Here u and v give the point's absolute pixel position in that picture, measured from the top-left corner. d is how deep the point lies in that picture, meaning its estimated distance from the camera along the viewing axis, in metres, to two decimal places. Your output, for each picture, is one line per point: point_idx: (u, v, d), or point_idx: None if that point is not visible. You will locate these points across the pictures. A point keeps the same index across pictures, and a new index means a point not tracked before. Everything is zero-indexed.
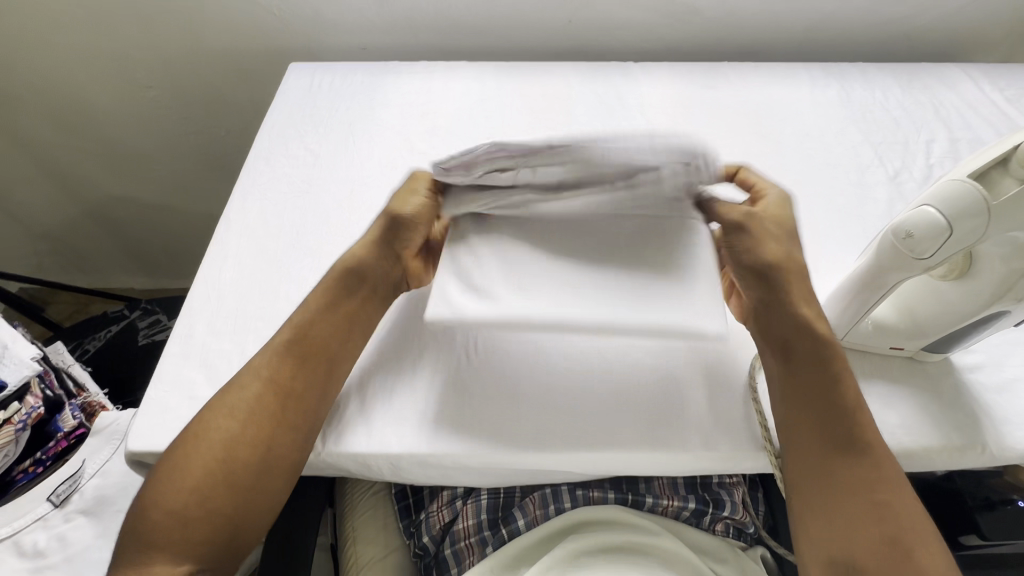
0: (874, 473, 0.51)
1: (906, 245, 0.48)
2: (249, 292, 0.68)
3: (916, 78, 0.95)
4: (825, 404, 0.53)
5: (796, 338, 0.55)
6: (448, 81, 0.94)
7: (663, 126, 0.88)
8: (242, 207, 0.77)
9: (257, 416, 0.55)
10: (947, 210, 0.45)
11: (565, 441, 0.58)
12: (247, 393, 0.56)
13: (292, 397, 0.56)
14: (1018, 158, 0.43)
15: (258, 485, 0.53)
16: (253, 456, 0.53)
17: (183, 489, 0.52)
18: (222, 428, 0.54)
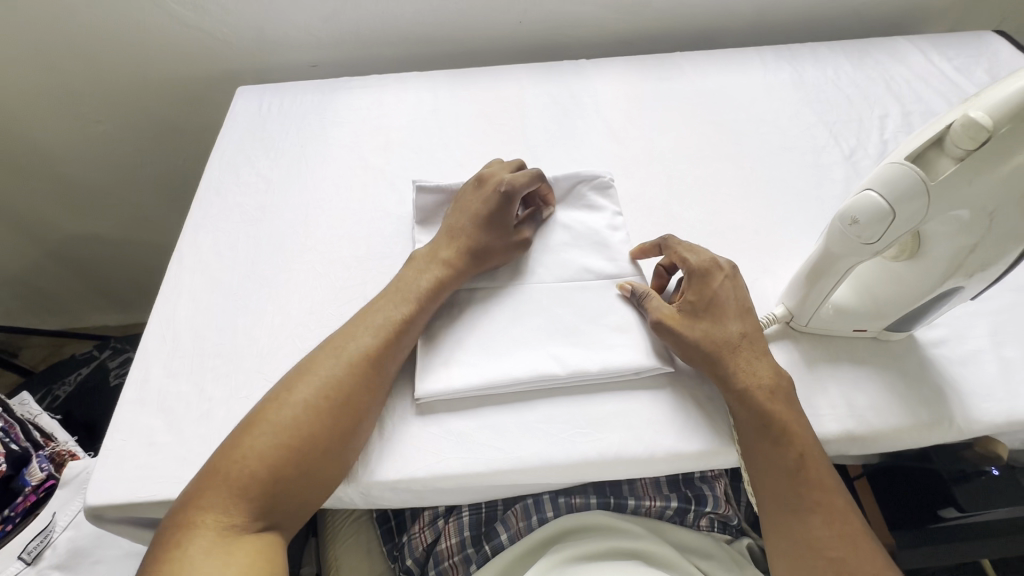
0: (830, 530, 0.51)
1: (852, 231, 0.47)
2: (205, 329, 0.66)
3: (867, 54, 0.95)
4: (777, 464, 0.54)
5: (739, 404, 0.56)
6: (400, 93, 0.93)
7: (620, 122, 0.87)
8: (194, 240, 0.75)
9: (345, 381, 0.56)
10: (888, 193, 0.45)
11: (535, 454, 0.57)
12: (330, 360, 0.57)
13: (344, 402, 0.55)
14: (952, 137, 0.43)
15: (339, 451, 0.54)
16: (342, 422, 0.55)
17: (256, 465, 0.51)
18: (298, 404, 0.54)
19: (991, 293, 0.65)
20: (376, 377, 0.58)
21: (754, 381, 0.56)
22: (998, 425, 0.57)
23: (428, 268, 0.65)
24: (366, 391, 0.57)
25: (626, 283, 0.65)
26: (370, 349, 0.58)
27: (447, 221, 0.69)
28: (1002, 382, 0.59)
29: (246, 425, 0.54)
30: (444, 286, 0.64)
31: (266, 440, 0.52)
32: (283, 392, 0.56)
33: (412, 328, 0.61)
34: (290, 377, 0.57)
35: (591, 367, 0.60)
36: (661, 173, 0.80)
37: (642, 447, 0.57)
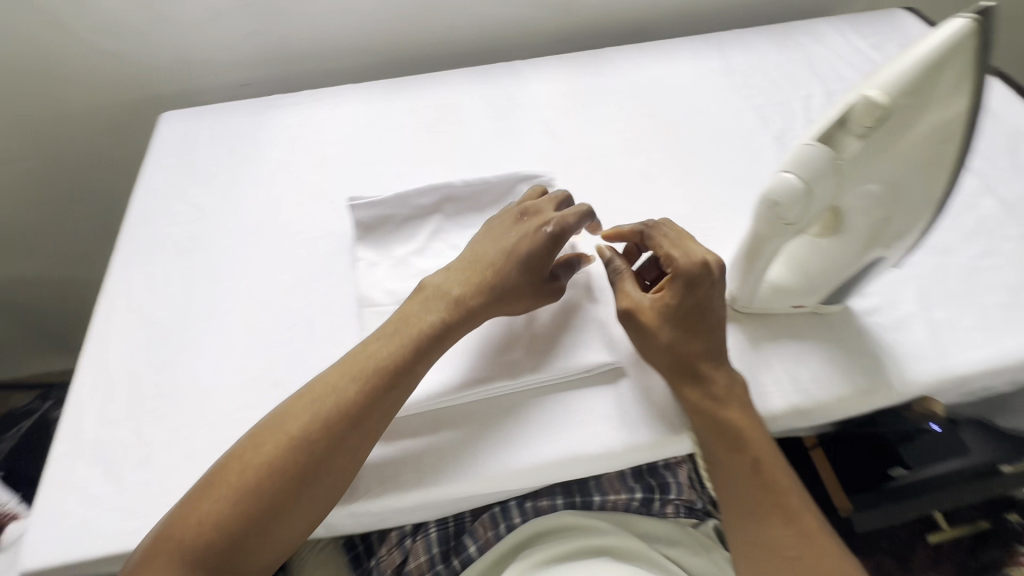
0: (789, 536, 0.52)
1: (774, 213, 0.49)
2: (141, 371, 0.63)
3: (789, 38, 0.99)
4: (735, 475, 0.54)
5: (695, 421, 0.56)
6: (334, 107, 0.91)
7: (557, 120, 0.87)
8: (124, 278, 0.71)
9: (314, 441, 0.52)
10: (803, 174, 0.46)
11: (494, 464, 0.57)
12: (301, 418, 0.53)
13: (311, 457, 0.52)
14: (854, 117, 0.44)
15: (303, 510, 0.52)
16: (310, 483, 0.51)
17: (212, 529, 0.49)
18: (265, 463, 0.51)
19: (916, 259, 0.68)
20: (346, 441, 0.53)
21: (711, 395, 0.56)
22: (932, 385, 0.59)
23: (437, 304, 0.60)
24: (337, 455, 0.52)
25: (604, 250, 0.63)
26: (348, 405, 0.54)
27: (471, 252, 0.64)
28: (932, 343, 0.61)
29: (205, 483, 0.51)
30: (449, 332, 0.58)
31: (225, 502, 0.50)
32: (254, 445, 0.52)
33: (403, 381, 0.56)
34: (257, 431, 0.53)
35: (542, 369, 0.60)
36: (601, 168, 0.81)
37: (598, 444, 0.57)
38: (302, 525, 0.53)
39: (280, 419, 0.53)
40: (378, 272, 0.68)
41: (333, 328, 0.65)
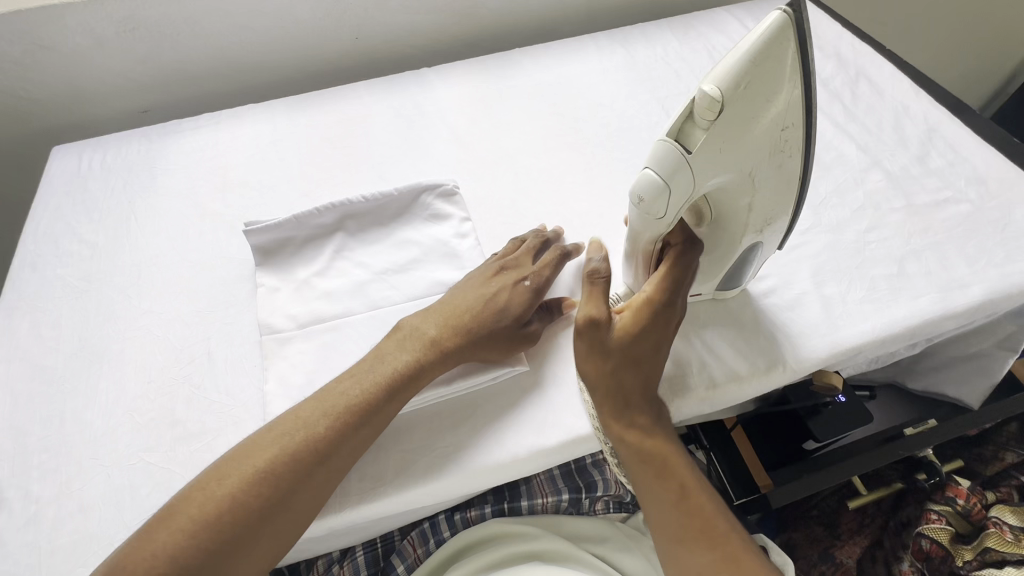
0: (720, 563, 0.50)
1: (641, 210, 0.50)
2: (27, 424, 0.60)
3: (691, 28, 1.01)
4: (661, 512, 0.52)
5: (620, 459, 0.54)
6: (236, 128, 0.89)
7: (465, 126, 0.87)
8: (8, 326, 0.68)
9: (289, 472, 0.50)
10: (660, 170, 0.47)
11: (399, 482, 0.56)
12: (275, 448, 0.51)
13: (282, 490, 0.50)
14: (697, 110, 0.45)
15: (269, 544, 0.50)
16: (281, 516, 0.50)
17: (162, 565, 0.45)
18: (232, 496, 0.48)
19: (810, 237, 0.70)
20: (314, 478, 0.51)
21: (635, 432, 0.53)
22: (824, 359, 0.61)
23: (410, 340, 0.58)
24: (304, 488, 0.51)
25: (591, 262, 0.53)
26: (319, 439, 0.52)
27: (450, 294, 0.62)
28: (825, 319, 0.64)
29: (163, 513, 0.48)
30: (424, 368, 0.57)
31: (181, 538, 0.47)
32: (223, 477, 0.49)
33: (376, 418, 0.54)
34: (231, 453, 0.51)
35: (446, 381, 0.59)
36: (509, 171, 0.81)
37: (503, 452, 0.57)
38: (263, 559, 0.50)
39: (250, 448, 0.51)
40: (279, 298, 0.66)
41: (236, 359, 0.64)
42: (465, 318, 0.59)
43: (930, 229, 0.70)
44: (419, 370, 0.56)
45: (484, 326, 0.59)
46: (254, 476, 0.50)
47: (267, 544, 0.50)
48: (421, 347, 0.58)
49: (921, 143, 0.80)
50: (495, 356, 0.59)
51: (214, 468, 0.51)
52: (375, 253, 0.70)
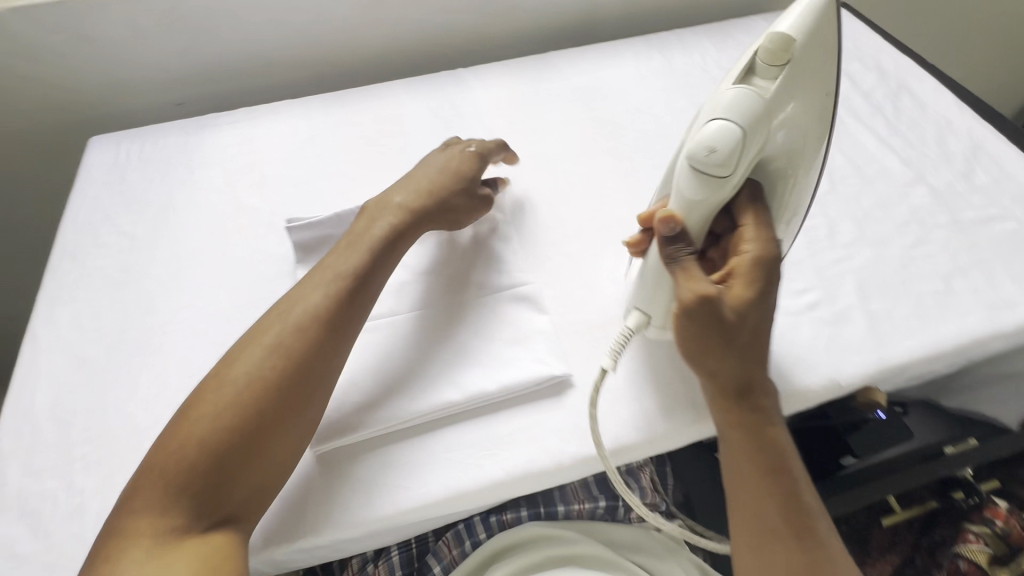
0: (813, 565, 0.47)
1: (713, 160, 0.49)
2: (69, 415, 0.60)
3: (728, 36, 1.00)
4: (762, 514, 0.49)
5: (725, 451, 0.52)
6: (273, 124, 0.89)
7: (502, 129, 0.87)
8: (49, 316, 0.68)
9: (289, 346, 0.54)
10: (735, 117, 0.49)
11: (443, 486, 0.56)
12: (273, 330, 0.55)
13: (291, 361, 0.53)
14: (763, 58, 0.50)
15: (290, 428, 0.52)
16: (292, 390, 0.52)
17: (195, 451, 0.48)
18: (239, 382, 0.51)
19: (855, 251, 0.70)
20: (325, 350, 0.55)
21: (750, 423, 0.51)
22: (872, 375, 0.61)
23: (383, 221, 0.64)
24: (316, 360, 0.54)
25: (669, 226, 0.52)
26: (321, 312, 0.56)
27: (406, 191, 0.68)
28: (872, 334, 0.63)
29: (185, 407, 0.51)
30: (400, 236, 0.64)
31: (207, 424, 0.49)
32: (228, 366, 0.53)
33: (367, 286, 0.60)
34: (240, 341, 0.55)
35: (495, 383, 0.60)
36: (547, 175, 0.81)
37: (549, 458, 0.57)
38: (290, 449, 0.52)
39: (254, 331, 0.55)
40: None
41: None
42: (423, 179, 0.69)
43: (977, 246, 0.69)
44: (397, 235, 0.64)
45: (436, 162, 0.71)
46: (261, 352, 0.53)
47: (290, 426, 0.52)
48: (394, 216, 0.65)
49: (966, 159, 0.79)
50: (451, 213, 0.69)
51: (224, 360, 0.54)
52: (416, 255, 0.70)
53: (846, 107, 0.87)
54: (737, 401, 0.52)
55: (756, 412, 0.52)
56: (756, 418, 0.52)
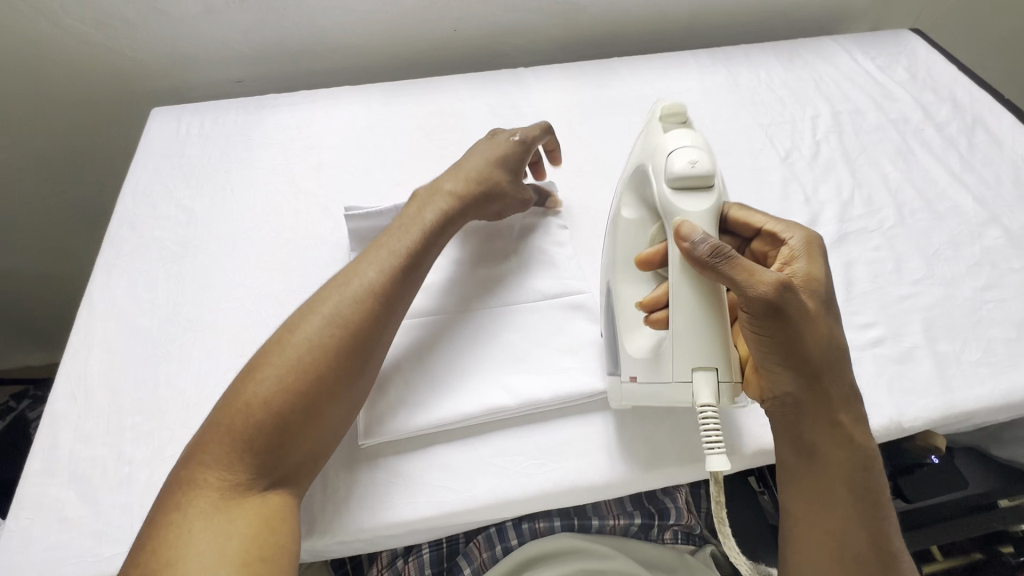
0: None
1: (702, 171, 0.50)
2: (122, 384, 0.60)
3: (796, 55, 0.98)
4: (846, 543, 0.47)
5: (812, 471, 0.49)
6: (332, 109, 0.89)
7: (561, 133, 0.86)
8: (106, 283, 0.68)
9: (350, 315, 0.52)
10: (688, 142, 0.52)
11: (488, 491, 0.55)
12: (332, 298, 0.53)
13: (351, 334, 0.52)
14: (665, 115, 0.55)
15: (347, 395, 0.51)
16: (351, 359, 0.51)
17: (259, 413, 0.47)
18: (302, 349, 0.50)
19: (922, 289, 0.68)
20: (381, 326, 0.54)
21: (839, 446, 0.49)
22: (937, 419, 0.59)
23: (440, 200, 0.63)
24: (373, 335, 0.53)
25: (694, 237, 0.47)
26: (380, 288, 0.54)
27: (457, 178, 0.65)
28: (938, 377, 0.61)
29: (248, 368, 0.50)
30: (453, 218, 0.62)
31: (270, 386, 0.48)
32: (289, 330, 0.52)
33: (422, 267, 0.58)
34: (298, 308, 0.54)
35: (551, 393, 0.59)
36: (606, 183, 0.80)
37: (599, 474, 0.56)
38: (345, 417, 0.52)
39: (314, 299, 0.54)
40: None
41: None
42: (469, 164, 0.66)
43: None
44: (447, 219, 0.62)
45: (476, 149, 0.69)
46: (322, 321, 0.52)
47: (346, 398, 0.51)
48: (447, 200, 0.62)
49: None
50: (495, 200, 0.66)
51: (284, 325, 0.53)
52: (473, 253, 0.69)
53: (917, 139, 0.85)
54: (829, 418, 0.49)
55: (846, 432, 0.49)
56: (845, 439, 0.49)
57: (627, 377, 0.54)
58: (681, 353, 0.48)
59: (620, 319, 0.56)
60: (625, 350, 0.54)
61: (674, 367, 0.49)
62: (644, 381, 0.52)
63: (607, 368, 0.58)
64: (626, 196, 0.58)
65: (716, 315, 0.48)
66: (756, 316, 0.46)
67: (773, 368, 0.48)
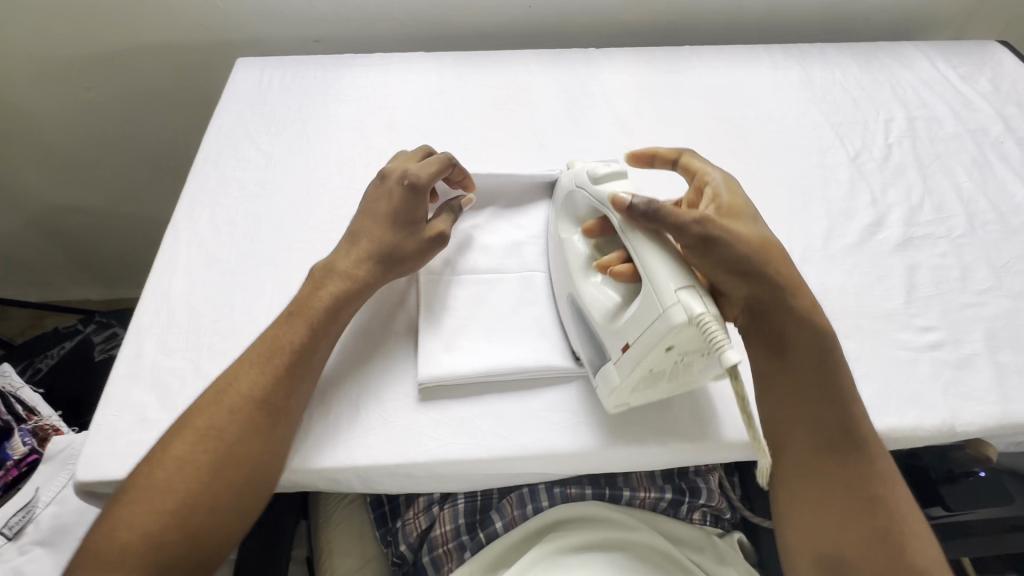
0: (872, 476, 0.53)
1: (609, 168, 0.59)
2: (201, 306, 0.64)
3: (874, 57, 0.96)
4: (824, 422, 0.55)
5: (788, 370, 0.56)
6: (406, 73, 0.91)
7: (627, 114, 0.87)
8: (190, 214, 0.73)
9: (225, 425, 0.52)
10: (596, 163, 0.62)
11: (538, 442, 0.58)
12: (207, 410, 0.53)
13: (240, 427, 0.52)
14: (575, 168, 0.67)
15: (235, 501, 0.51)
16: (237, 462, 0.51)
17: (148, 529, 0.47)
18: (181, 468, 0.50)
19: (987, 299, 0.67)
20: (265, 422, 0.53)
21: (805, 334, 0.56)
22: (993, 426, 0.58)
23: (336, 282, 0.61)
24: (258, 430, 0.53)
25: (624, 198, 0.54)
26: (258, 387, 0.54)
27: (351, 260, 0.62)
28: (997, 385, 0.60)
29: (122, 492, 0.50)
30: (348, 302, 0.60)
31: (157, 500, 0.48)
32: (166, 445, 0.51)
33: (309, 361, 0.57)
34: (176, 419, 0.54)
35: None
36: None
37: (645, 439, 0.58)
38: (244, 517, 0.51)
39: (193, 411, 0.53)
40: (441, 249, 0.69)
41: (390, 302, 0.66)
42: (360, 233, 0.64)
43: None
44: (338, 304, 0.60)
45: (364, 207, 0.66)
46: (199, 437, 0.51)
47: (246, 498, 0.51)
48: (337, 283, 0.61)
49: None
50: (401, 260, 0.63)
51: (162, 439, 0.52)
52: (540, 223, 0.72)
53: (995, 151, 0.83)
54: (793, 314, 0.56)
55: (811, 329, 0.56)
56: (810, 330, 0.57)
57: (622, 351, 0.53)
58: (659, 284, 0.50)
59: (596, 312, 0.56)
60: (612, 330, 0.54)
61: (658, 295, 0.50)
62: (636, 341, 0.52)
63: (595, 365, 0.58)
64: (559, 226, 0.64)
65: (669, 249, 0.53)
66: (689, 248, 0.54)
67: (726, 278, 0.55)
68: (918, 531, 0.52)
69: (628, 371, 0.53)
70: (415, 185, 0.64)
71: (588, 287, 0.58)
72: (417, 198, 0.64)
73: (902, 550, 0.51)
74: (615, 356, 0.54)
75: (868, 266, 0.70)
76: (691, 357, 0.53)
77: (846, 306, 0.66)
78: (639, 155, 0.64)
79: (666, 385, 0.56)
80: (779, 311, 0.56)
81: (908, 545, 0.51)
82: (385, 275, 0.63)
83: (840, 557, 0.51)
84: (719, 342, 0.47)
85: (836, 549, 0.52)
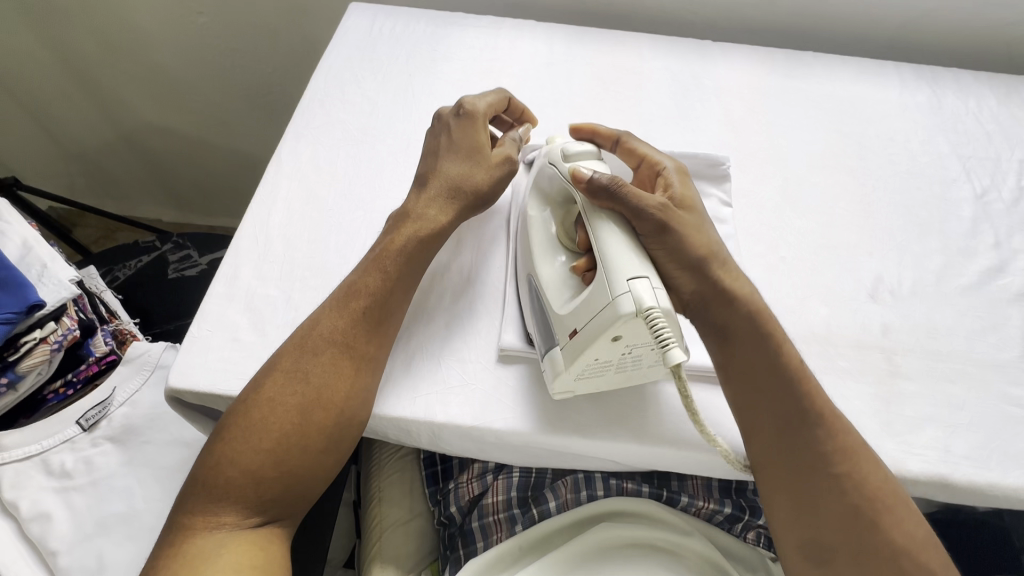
0: (835, 455, 0.51)
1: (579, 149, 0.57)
2: (296, 239, 0.65)
3: (1015, 91, 0.88)
4: (768, 401, 0.52)
5: (729, 354, 0.54)
6: (515, 39, 0.89)
7: (739, 113, 0.83)
8: (293, 148, 0.74)
9: (309, 367, 0.53)
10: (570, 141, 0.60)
11: (615, 431, 0.56)
12: (291, 355, 0.53)
13: (330, 364, 0.53)
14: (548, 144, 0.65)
15: (324, 447, 0.52)
16: (324, 404, 0.52)
17: (248, 461, 0.49)
18: (272, 411, 0.51)
19: None
20: (345, 367, 0.53)
21: (744, 324, 0.54)
22: None
23: (417, 224, 0.61)
24: (338, 371, 0.53)
25: (585, 172, 0.53)
26: (336, 331, 0.55)
27: (424, 202, 0.62)
28: None
29: (223, 428, 0.51)
30: (428, 242, 0.60)
31: (255, 439, 0.50)
32: (257, 388, 0.52)
33: (392, 309, 0.57)
34: (268, 360, 0.55)
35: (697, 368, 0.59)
36: (779, 174, 0.76)
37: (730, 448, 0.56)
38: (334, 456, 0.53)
39: (289, 355, 0.53)
40: None
41: (474, 261, 0.66)
42: (424, 171, 0.64)
43: None
44: (410, 246, 0.59)
45: (427, 146, 0.66)
46: (291, 381, 0.52)
47: (337, 438, 0.52)
48: (384, 233, 0.61)
49: None
50: (476, 187, 0.63)
51: (254, 378, 0.54)
52: None
53: None
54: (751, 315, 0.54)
55: (757, 325, 0.54)
56: (748, 313, 0.54)
57: (570, 336, 0.51)
58: (611, 272, 0.48)
59: (552, 297, 0.55)
60: (561, 317, 0.52)
61: (611, 284, 0.48)
62: (584, 327, 0.49)
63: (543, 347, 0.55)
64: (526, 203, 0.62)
65: (630, 236, 0.51)
66: (648, 234, 0.52)
67: (676, 271, 0.53)
68: (897, 507, 0.50)
69: (574, 357, 0.50)
70: (468, 114, 0.65)
71: (551, 267, 0.57)
72: (476, 127, 0.65)
73: (875, 525, 0.49)
74: (562, 341, 0.52)
75: (983, 311, 0.65)
76: (640, 352, 0.50)
77: (953, 350, 0.62)
78: (579, 128, 0.65)
79: (614, 376, 0.53)
80: (723, 313, 0.54)
81: (884, 520, 0.49)
82: (467, 205, 0.63)
83: (818, 543, 0.49)
84: (661, 334, 0.45)
85: (814, 535, 0.50)
